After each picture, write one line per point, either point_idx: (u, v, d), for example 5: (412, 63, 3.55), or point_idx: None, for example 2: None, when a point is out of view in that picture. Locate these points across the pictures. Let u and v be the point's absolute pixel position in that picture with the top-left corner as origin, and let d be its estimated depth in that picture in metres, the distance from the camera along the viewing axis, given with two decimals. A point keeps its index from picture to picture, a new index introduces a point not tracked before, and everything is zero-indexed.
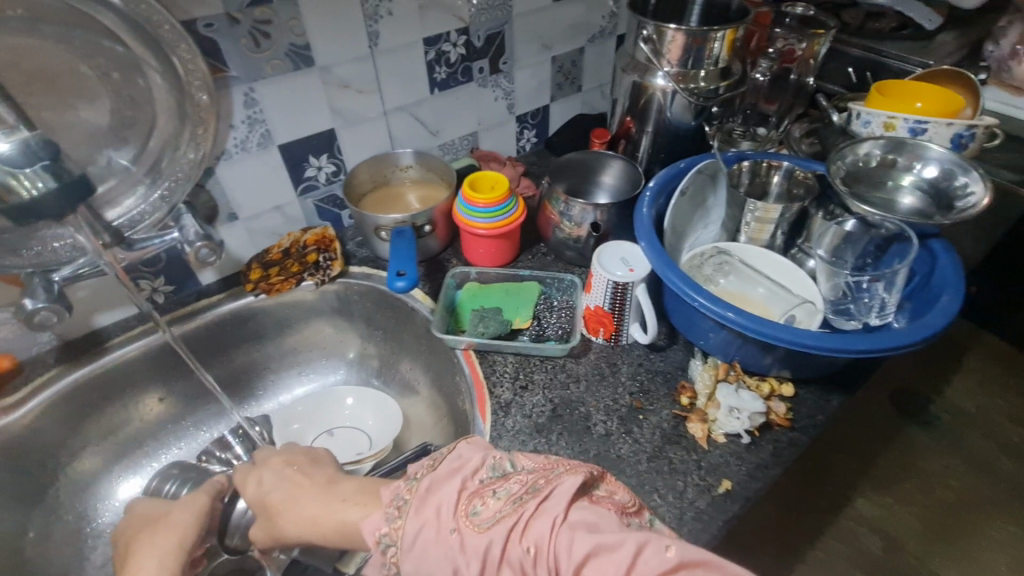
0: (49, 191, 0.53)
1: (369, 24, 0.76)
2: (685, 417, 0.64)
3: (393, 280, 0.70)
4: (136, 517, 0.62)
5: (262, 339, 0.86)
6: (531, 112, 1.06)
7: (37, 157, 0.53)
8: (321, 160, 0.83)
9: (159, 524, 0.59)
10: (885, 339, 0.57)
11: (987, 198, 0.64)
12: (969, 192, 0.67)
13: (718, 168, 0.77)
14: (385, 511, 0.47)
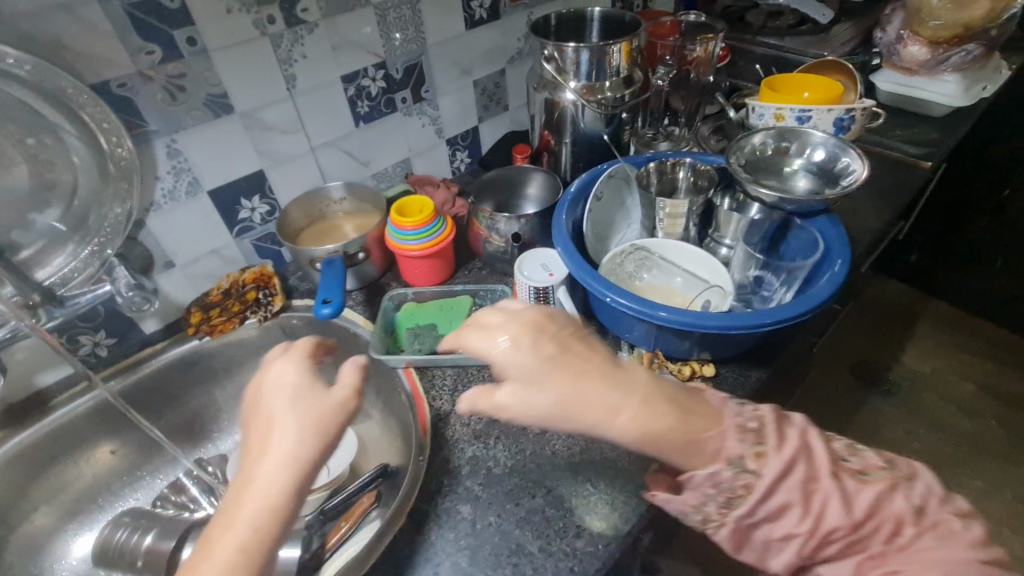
0: None
1: (284, 68, 0.80)
2: None
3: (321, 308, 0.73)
4: (281, 391, 0.51)
5: (212, 381, 0.88)
6: (460, 134, 1.10)
7: None
8: (254, 201, 0.86)
9: (303, 417, 0.49)
10: (784, 312, 0.62)
11: (866, 173, 0.69)
12: (853, 170, 0.73)
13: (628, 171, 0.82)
14: (738, 433, 0.51)
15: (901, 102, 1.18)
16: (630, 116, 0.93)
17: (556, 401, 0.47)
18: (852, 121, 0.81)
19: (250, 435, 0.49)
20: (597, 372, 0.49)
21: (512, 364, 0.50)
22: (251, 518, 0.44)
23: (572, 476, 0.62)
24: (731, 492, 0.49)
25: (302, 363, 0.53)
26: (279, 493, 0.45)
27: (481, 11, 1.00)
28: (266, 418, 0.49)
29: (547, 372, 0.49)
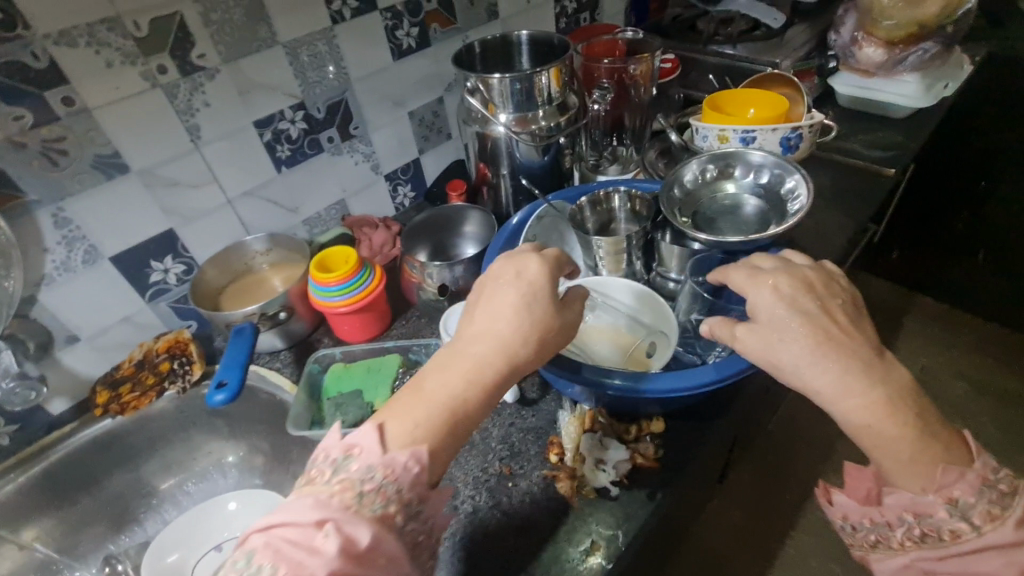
0: None
1: (185, 119, 0.73)
2: (554, 477, 0.61)
3: (213, 394, 0.65)
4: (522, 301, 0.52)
5: (133, 458, 0.81)
6: (400, 168, 1.04)
7: None
8: (167, 262, 0.79)
9: (529, 327, 0.51)
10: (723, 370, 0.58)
11: (812, 195, 0.66)
12: (796, 192, 0.69)
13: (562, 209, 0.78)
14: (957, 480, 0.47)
15: (862, 105, 1.13)
16: (570, 142, 0.87)
17: (797, 346, 0.51)
18: (800, 139, 0.78)
19: (469, 318, 0.52)
20: (814, 330, 0.51)
21: (776, 318, 0.53)
22: (448, 370, 0.49)
23: (505, 564, 0.55)
24: (929, 530, 0.47)
25: (515, 254, 0.56)
26: (477, 361, 0.50)
27: (409, 39, 0.94)
28: (483, 297, 0.53)
29: (796, 325, 0.52)
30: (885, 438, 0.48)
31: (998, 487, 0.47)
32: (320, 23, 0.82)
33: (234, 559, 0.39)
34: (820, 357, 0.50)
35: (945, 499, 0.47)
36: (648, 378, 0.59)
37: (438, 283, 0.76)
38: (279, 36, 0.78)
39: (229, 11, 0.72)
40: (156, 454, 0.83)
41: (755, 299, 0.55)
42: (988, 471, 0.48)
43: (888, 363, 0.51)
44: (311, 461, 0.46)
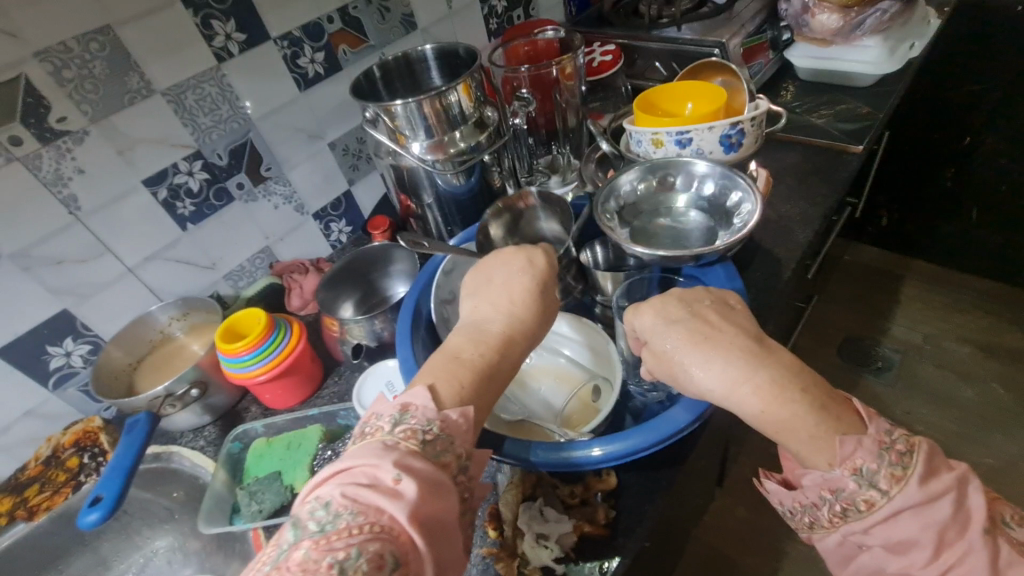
0: None
1: (56, 190, 0.67)
2: (494, 557, 0.53)
3: (87, 511, 0.58)
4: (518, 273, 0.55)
5: (60, 559, 0.75)
6: (329, 204, 0.96)
7: None
8: (67, 344, 0.72)
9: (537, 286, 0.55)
10: (668, 424, 0.52)
11: (758, 209, 0.59)
12: (743, 204, 0.63)
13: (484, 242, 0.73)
14: (870, 447, 0.43)
15: (822, 76, 1.04)
16: (497, 160, 0.80)
17: (678, 348, 0.50)
18: (742, 135, 0.69)
19: (486, 294, 0.55)
20: (694, 330, 0.51)
21: (658, 334, 0.52)
22: (484, 335, 0.51)
23: None
24: (848, 505, 0.44)
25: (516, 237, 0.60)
26: (507, 319, 0.53)
27: (315, 66, 0.86)
28: (502, 269, 0.56)
29: (674, 334, 0.51)
30: (782, 423, 0.45)
31: (896, 447, 0.43)
32: (202, 63, 0.74)
33: (306, 512, 0.38)
34: (699, 363, 0.49)
35: (851, 470, 0.43)
36: (608, 439, 0.51)
37: (367, 335, 0.70)
38: (155, 84, 0.71)
39: (88, 66, 0.65)
40: (88, 551, 0.76)
41: (642, 323, 0.54)
42: (885, 434, 0.44)
43: (768, 347, 0.49)
44: (361, 422, 0.46)
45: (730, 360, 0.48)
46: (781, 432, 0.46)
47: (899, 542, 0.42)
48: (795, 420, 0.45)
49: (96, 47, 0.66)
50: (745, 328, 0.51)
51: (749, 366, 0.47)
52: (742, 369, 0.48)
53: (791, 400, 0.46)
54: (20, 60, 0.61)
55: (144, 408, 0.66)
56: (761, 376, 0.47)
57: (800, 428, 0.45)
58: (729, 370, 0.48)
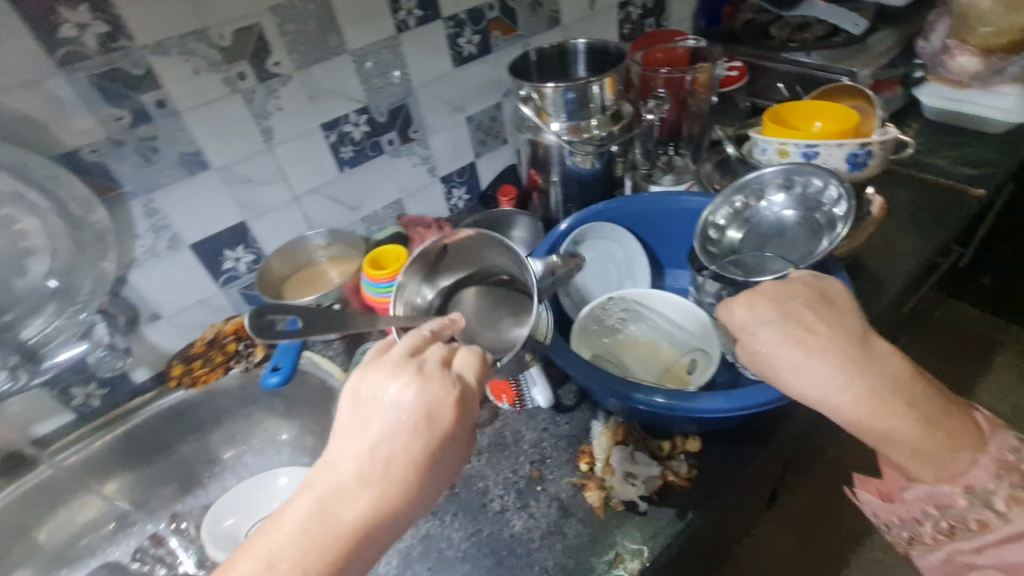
0: None
1: (260, 121, 0.80)
2: (583, 486, 0.61)
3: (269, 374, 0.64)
4: (397, 418, 0.45)
5: (202, 429, 0.89)
6: (456, 171, 1.07)
7: None
8: (239, 251, 0.86)
9: (414, 440, 0.44)
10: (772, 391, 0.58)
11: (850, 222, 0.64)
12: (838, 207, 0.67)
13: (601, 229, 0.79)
14: (987, 469, 0.51)
15: (949, 117, 1.05)
16: (622, 151, 0.88)
17: (776, 353, 0.54)
18: (868, 156, 0.74)
19: (353, 441, 0.45)
20: (790, 332, 0.54)
21: (747, 338, 0.56)
22: (324, 505, 0.42)
23: (527, 564, 0.57)
24: (959, 522, 0.52)
25: (411, 363, 0.47)
26: (375, 484, 0.43)
27: (470, 46, 0.97)
28: (386, 410, 0.45)
29: (773, 330, 0.55)
30: (883, 432, 0.51)
31: (1016, 468, 0.50)
32: (385, 32, 0.86)
33: None
34: (800, 372, 0.53)
35: (961, 488, 0.51)
36: (714, 398, 0.58)
37: None
38: (348, 45, 0.83)
39: (304, 23, 0.78)
40: (221, 427, 0.90)
41: (735, 320, 0.58)
42: (1003, 454, 0.51)
43: (868, 353, 0.53)
44: None
45: (829, 369, 0.52)
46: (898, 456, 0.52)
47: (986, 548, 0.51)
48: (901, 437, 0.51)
49: (313, 8, 0.78)
50: (843, 330, 0.54)
51: (848, 377, 0.51)
52: (845, 379, 0.51)
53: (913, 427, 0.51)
54: (259, 11, 0.74)
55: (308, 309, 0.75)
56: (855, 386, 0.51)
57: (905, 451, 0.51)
58: (824, 377, 0.52)
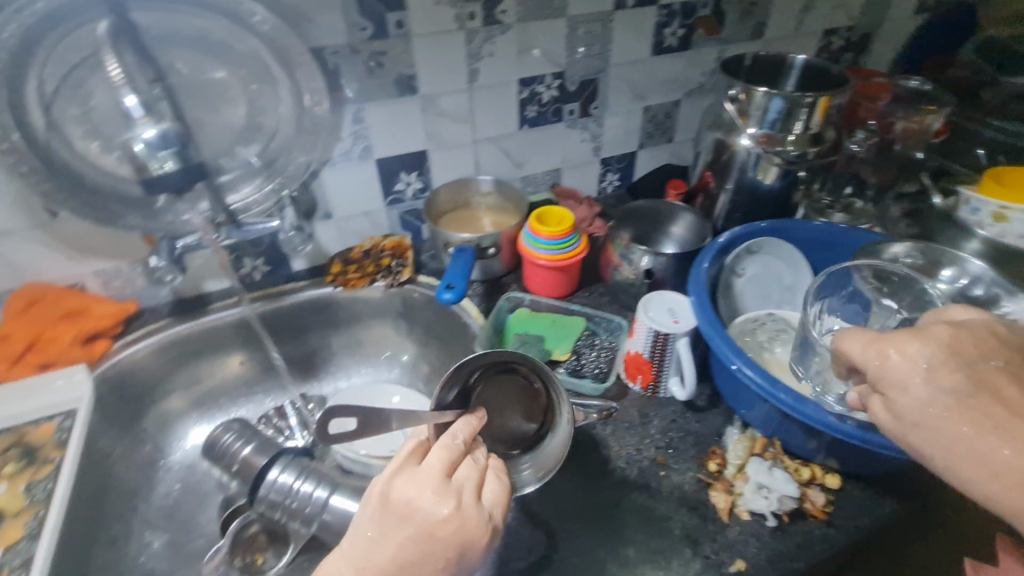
0: (171, 170, 0.65)
1: (471, 61, 0.84)
2: (708, 484, 0.61)
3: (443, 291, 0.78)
4: (430, 527, 0.48)
5: (332, 327, 0.93)
6: (617, 156, 1.08)
7: (169, 143, 0.64)
8: (411, 177, 0.91)
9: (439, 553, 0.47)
10: None
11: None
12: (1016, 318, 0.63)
13: (776, 250, 0.77)
14: None
15: None
16: (808, 176, 0.85)
17: (960, 429, 0.41)
18: None
19: (383, 535, 0.48)
20: (983, 406, 0.41)
21: (911, 405, 0.43)
22: None
23: (642, 539, 0.57)
24: None
25: (448, 490, 0.49)
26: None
27: (673, 38, 0.97)
28: (419, 531, 0.48)
29: (935, 388, 0.42)
30: None
31: None
32: (605, 6, 0.88)
33: None
34: (993, 464, 0.40)
35: None
36: (874, 429, 0.53)
37: (642, 271, 0.79)
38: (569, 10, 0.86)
39: None
40: (350, 331, 0.94)
41: (897, 375, 0.44)
42: None
43: None
44: None
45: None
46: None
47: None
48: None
49: None
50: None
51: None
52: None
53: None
54: None
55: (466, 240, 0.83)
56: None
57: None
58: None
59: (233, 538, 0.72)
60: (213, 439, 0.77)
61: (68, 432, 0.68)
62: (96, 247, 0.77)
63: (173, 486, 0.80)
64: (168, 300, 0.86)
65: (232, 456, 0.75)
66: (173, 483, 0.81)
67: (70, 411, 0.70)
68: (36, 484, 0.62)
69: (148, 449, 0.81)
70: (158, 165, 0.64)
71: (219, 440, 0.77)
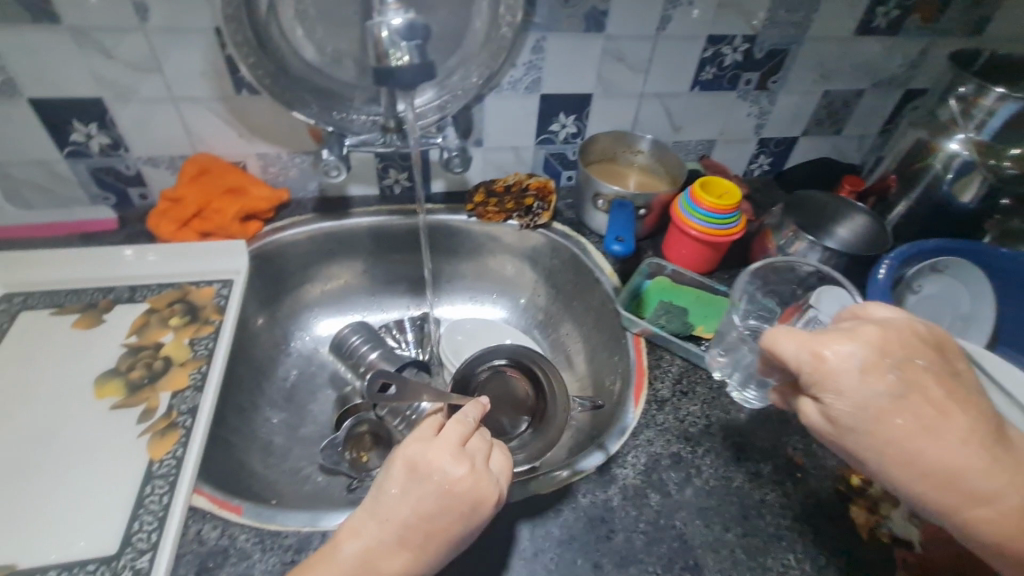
0: (410, 64, 0.57)
1: (667, 7, 0.77)
2: (849, 498, 0.58)
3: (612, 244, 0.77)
4: (448, 488, 0.49)
5: (455, 255, 0.93)
6: (776, 138, 1.00)
7: (414, 36, 0.57)
8: (567, 119, 0.88)
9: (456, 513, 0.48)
10: None
11: None
12: None
13: (961, 273, 0.72)
14: None
15: None
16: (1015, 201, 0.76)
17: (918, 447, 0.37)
18: None
19: (399, 497, 0.49)
20: (941, 421, 0.37)
21: (865, 423, 0.39)
22: (368, 550, 0.47)
23: (773, 535, 0.56)
24: None
25: (463, 455, 0.52)
26: (421, 549, 0.48)
27: (884, 19, 0.85)
28: (436, 488, 0.49)
29: (899, 410, 0.38)
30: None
31: None
32: None
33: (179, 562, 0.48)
34: (952, 483, 0.37)
35: None
36: None
37: (813, 264, 0.72)
38: None
39: None
40: (472, 264, 0.94)
41: (833, 378, 0.39)
42: None
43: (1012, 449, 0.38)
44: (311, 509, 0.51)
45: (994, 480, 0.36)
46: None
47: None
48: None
49: None
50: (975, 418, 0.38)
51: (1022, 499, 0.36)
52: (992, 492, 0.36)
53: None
54: None
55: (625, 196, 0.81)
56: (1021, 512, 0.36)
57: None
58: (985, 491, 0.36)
59: (348, 434, 0.73)
60: (342, 338, 0.80)
61: (225, 299, 0.71)
62: (267, 130, 0.78)
63: (291, 371, 0.85)
64: (315, 196, 0.88)
65: (360, 358, 0.79)
66: (292, 368, 0.85)
67: (226, 281, 0.74)
68: (199, 341, 0.66)
69: (279, 331, 0.86)
70: (399, 58, 0.57)
71: (346, 340, 0.80)
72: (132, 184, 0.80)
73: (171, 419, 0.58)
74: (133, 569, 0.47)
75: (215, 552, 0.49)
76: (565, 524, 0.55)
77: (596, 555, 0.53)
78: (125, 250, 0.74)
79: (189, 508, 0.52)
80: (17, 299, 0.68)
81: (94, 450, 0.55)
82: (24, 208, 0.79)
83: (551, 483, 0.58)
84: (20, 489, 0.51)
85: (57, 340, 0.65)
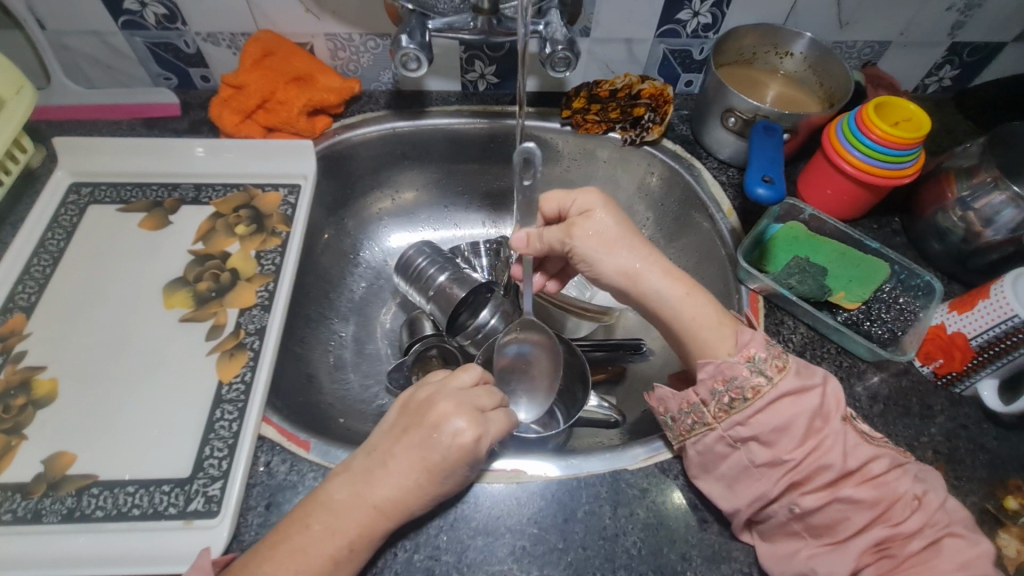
0: None
1: None
2: (998, 522, 0.48)
3: (754, 185, 0.59)
4: (441, 438, 0.45)
5: (541, 168, 0.81)
6: (975, 44, 0.75)
7: None
8: (701, 6, 0.69)
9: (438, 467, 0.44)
10: None
11: None
12: None
13: None
14: None
15: None
16: None
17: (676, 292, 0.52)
18: None
19: (390, 443, 0.46)
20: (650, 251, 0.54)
21: (605, 240, 0.53)
22: (358, 490, 0.43)
23: None
24: None
25: (457, 396, 0.48)
26: (409, 488, 0.44)
27: None
28: (427, 430, 0.45)
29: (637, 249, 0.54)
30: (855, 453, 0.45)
31: None
32: None
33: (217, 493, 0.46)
34: (684, 321, 0.51)
35: None
36: None
37: (1010, 226, 0.56)
38: None
39: None
40: (560, 182, 0.82)
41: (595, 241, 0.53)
42: None
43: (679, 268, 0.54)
44: (360, 449, 0.46)
45: (700, 299, 0.52)
46: (840, 491, 0.43)
47: (923, 566, 0.41)
48: (819, 420, 0.45)
49: None
50: (628, 228, 0.54)
51: (717, 312, 0.51)
52: (706, 307, 0.51)
53: (848, 423, 0.45)
54: None
55: (767, 117, 0.64)
56: (709, 310, 0.51)
57: (846, 464, 0.43)
58: (697, 309, 0.51)
59: (417, 355, 0.68)
60: (408, 259, 0.72)
61: (292, 208, 0.65)
62: (337, 4, 0.65)
63: (360, 283, 0.79)
64: (389, 90, 0.76)
65: (428, 282, 0.70)
66: (361, 281, 0.79)
67: (293, 186, 0.67)
68: (265, 254, 0.61)
69: (348, 242, 0.79)
70: None
71: (412, 261, 0.72)
72: (194, 64, 0.71)
73: (239, 339, 0.55)
74: (205, 495, 0.46)
75: (284, 486, 0.47)
76: (652, 505, 0.48)
77: (685, 546, 0.47)
78: (195, 146, 0.67)
79: (258, 437, 0.49)
80: (84, 191, 0.64)
81: (165, 362, 0.53)
82: (86, 85, 0.73)
83: (639, 458, 0.51)
84: (103, 398, 0.51)
85: (124, 240, 0.61)
